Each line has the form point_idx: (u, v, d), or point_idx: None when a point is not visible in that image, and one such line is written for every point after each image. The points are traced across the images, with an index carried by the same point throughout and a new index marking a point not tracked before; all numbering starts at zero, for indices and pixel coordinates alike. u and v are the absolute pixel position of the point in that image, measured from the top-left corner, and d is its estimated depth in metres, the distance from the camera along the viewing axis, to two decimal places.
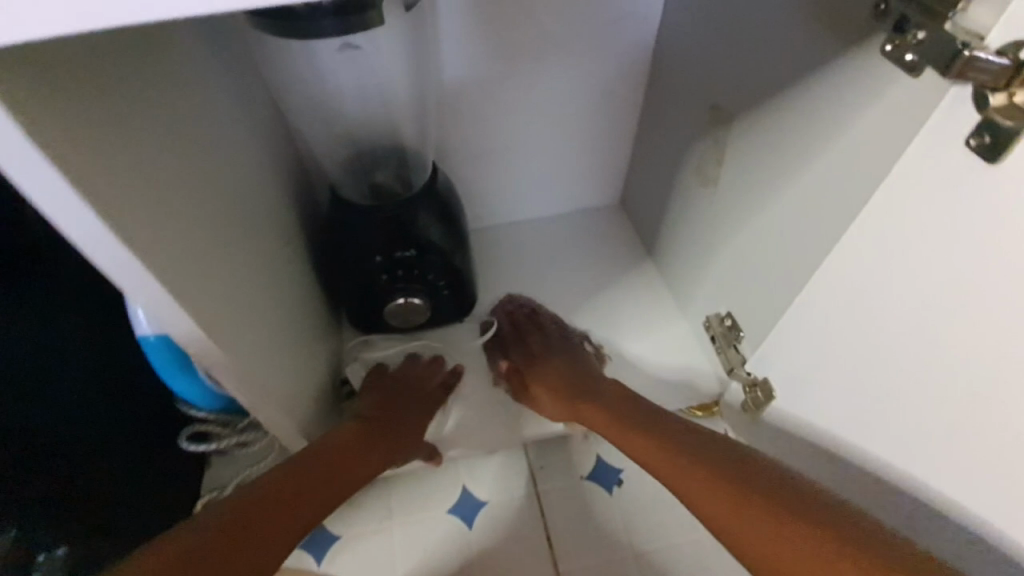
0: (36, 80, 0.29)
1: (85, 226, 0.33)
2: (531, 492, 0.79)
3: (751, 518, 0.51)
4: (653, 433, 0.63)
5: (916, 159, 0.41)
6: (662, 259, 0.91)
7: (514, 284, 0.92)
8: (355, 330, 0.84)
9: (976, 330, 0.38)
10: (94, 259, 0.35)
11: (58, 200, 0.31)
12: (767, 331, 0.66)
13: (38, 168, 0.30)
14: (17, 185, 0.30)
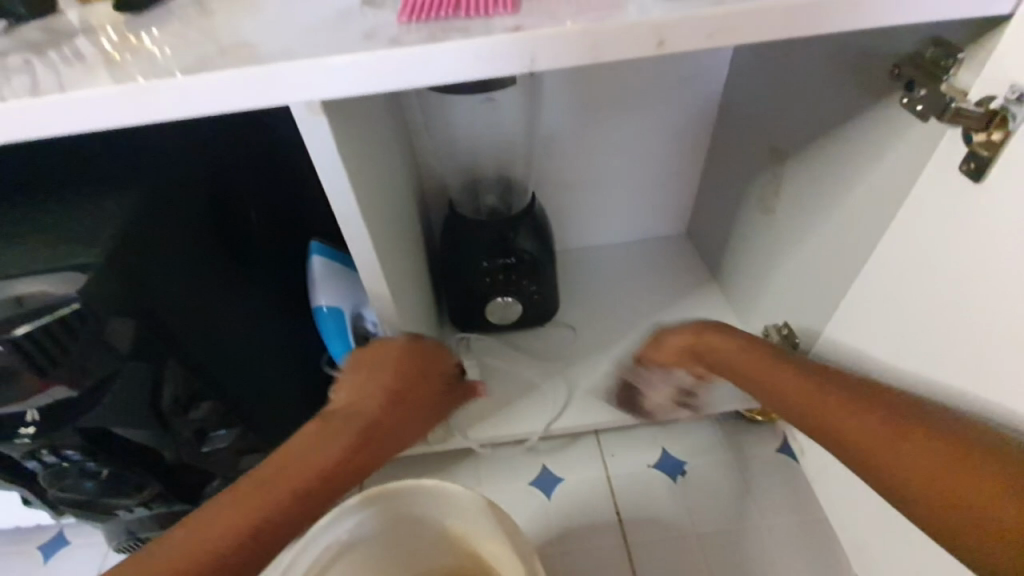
0: (338, 118, 0.48)
1: (346, 207, 0.52)
2: (602, 474, 0.90)
3: (910, 455, 0.42)
4: (885, 409, 0.45)
5: (943, 177, 0.53)
6: (725, 279, 1.02)
7: (592, 296, 1.06)
8: (456, 327, 1.00)
9: (993, 303, 0.48)
10: (344, 229, 0.54)
11: (339, 190, 0.50)
12: (819, 336, 0.76)
13: (335, 170, 0.49)
14: (320, 178, 0.49)
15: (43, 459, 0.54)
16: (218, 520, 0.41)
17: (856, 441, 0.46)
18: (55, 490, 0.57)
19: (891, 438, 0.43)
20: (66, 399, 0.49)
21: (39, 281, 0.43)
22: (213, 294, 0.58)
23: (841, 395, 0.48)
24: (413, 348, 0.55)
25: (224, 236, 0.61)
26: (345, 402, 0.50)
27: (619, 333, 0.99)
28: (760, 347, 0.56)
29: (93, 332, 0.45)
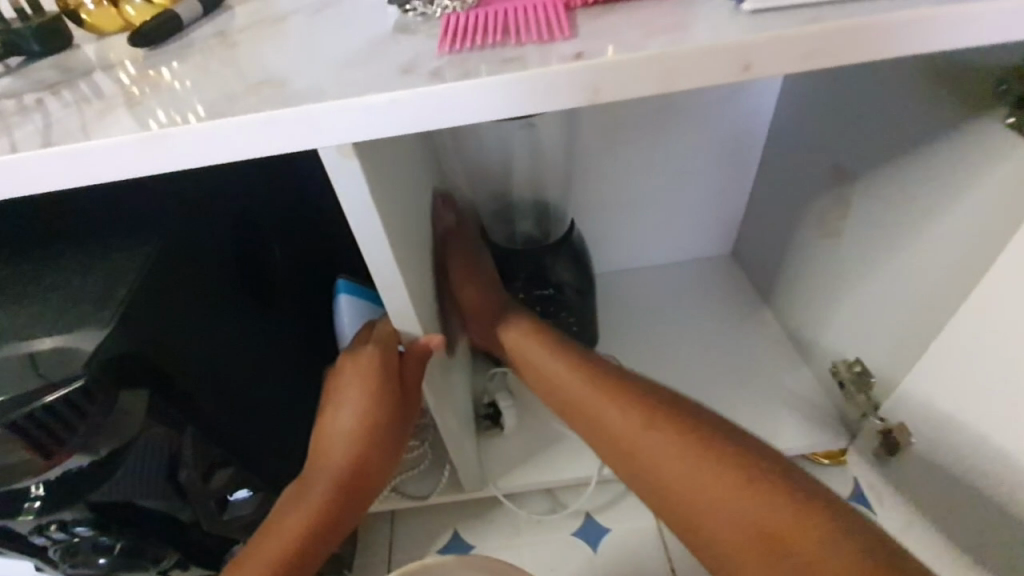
0: (369, 157, 0.43)
1: (379, 254, 0.46)
2: (653, 524, 0.83)
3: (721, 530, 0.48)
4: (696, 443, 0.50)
5: None
6: (780, 306, 0.95)
7: (634, 325, 0.99)
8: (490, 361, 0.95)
9: None
10: (376, 276, 0.48)
11: (372, 235, 0.45)
12: (900, 376, 0.68)
13: (367, 215, 0.44)
14: (350, 224, 0.44)
15: (48, 533, 0.49)
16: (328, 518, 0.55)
17: (679, 499, 0.50)
18: (62, 562, 0.52)
19: (744, 500, 0.47)
20: (78, 470, 0.44)
21: (60, 338, 0.39)
22: (234, 347, 0.53)
23: (650, 434, 0.52)
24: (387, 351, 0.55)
25: (245, 283, 0.57)
26: (354, 423, 0.57)
27: (665, 366, 0.92)
28: (589, 369, 0.60)
29: (106, 404, 0.40)
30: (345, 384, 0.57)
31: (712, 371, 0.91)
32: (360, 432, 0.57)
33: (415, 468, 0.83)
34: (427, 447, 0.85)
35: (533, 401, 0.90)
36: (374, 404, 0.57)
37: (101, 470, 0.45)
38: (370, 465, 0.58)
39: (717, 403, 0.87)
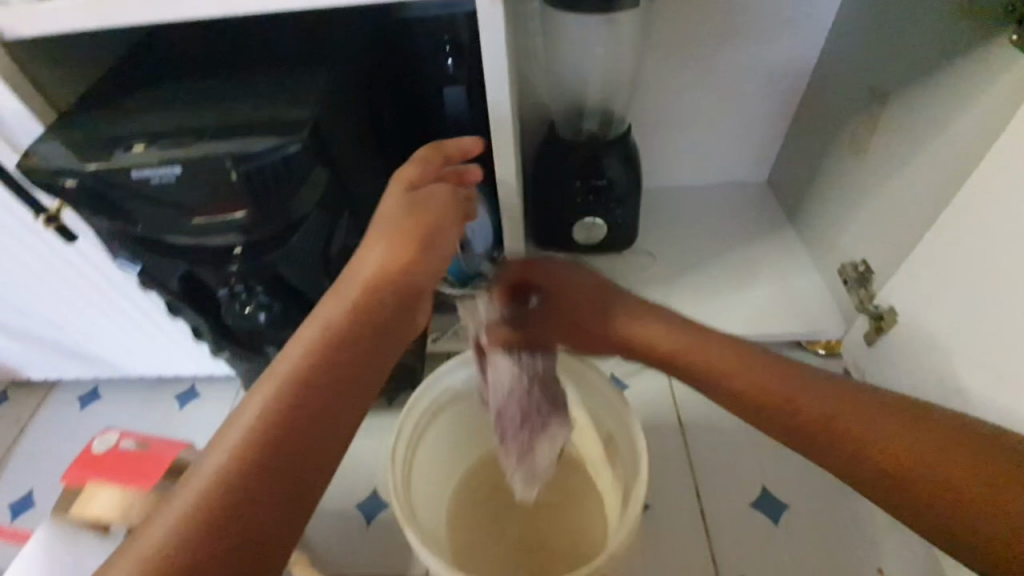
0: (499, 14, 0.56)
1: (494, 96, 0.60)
2: (667, 385, 0.99)
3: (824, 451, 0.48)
4: (785, 378, 0.51)
5: None
6: (803, 223, 1.07)
7: (671, 229, 1.12)
8: (542, 246, 1.09)
9: None
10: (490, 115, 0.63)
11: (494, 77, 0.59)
12: (899, 268, 0.81)
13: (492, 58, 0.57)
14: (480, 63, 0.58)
15: (232, 287, 0.66)
16: (352, 409, 0.43)
17: (780, 394, 0.50)
18: (232, 316, 0.70)
19: (835, 397, 0.48)
20: (257, 232, 0.59)
21: (261, 128, 0.53)
22: (365, 168, 0.68)
23: (735, 370, 0.52)
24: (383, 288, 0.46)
25: (372, 120, 0.70)
26: (375, 267, 0.46)
27: (694, 263, 1.06)
28: (707, 342, 0.54)
29: (305, 174, 0.56)
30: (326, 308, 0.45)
31: (732, 271, 1.05)
32: (388, 276, 0.46)
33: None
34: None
35: None
36: (407, 253, 0.47)
37: (285, 232, 0.62)
38: (389, 347, 0.46)
39: (734, 296, 1.01)
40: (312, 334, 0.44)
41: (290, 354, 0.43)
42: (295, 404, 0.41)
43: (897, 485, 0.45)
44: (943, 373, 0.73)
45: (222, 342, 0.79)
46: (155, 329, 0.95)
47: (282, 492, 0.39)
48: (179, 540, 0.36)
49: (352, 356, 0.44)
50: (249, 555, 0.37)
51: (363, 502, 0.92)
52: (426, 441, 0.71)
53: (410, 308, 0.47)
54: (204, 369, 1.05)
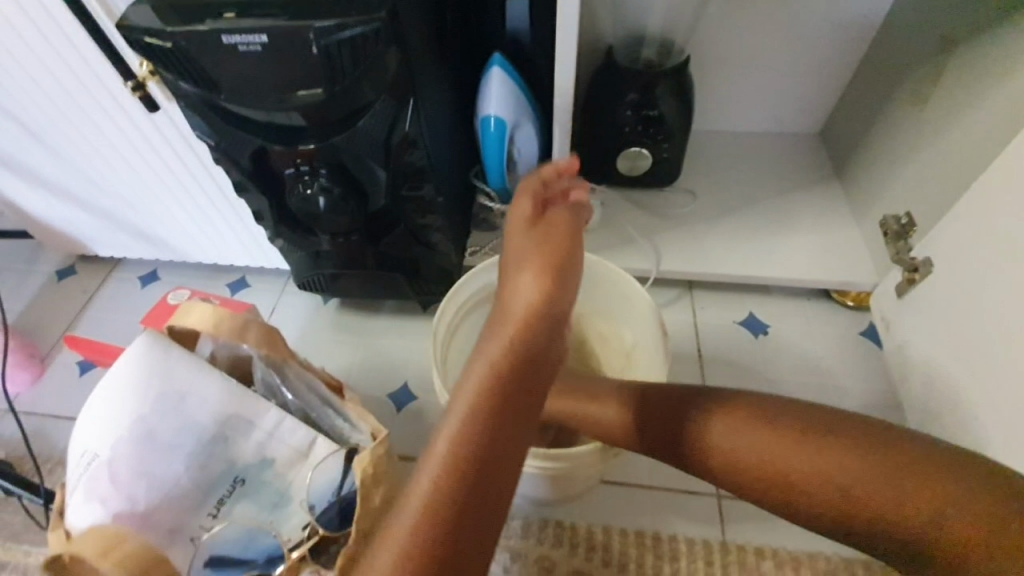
0: None
1: None
2: (690, 319, 1.02)
3: (801, 505, 0.44)
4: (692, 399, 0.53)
5: None
6: (852, 177, 1.06)
7: (715, 172, 1.12)
8: (584, 176, 1.11)
9: None
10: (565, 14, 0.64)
11: None
12: (945, 216, 0.82)
13: None
14: None
15: (298, 166, 0.73)
16: (532, 397, 0.43)
17: (738, 457, 0.48)
18: (295, 197, 0.76)
19: (746, 435, 0.48)
20: (325, 110, 0.64)
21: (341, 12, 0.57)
22: (432, 63, 0.70)
23: (649, 424, 0.55)
24: (546, 306, 0.48)
25: (439, 15, 0.72)
26: (535, 296, 0.49)
27: (734, 206, 1.07)
28: (693, 401, 0.53)
29: (379, 57, 0.59)
30: (497, 340, 0.46)
31: (771, 217, 1.05)
32: (538, 308, 0.48)
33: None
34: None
35: (616, 212, 1.08)
36: (550, 287, 0.49)
37: (354, 116, 0.67)
38: (559, 343, 0.48)
39: (768, 240, 1.02)
40: (508, 346, 0.45)
41: (482, 362, 0.44)
42: (513, 385, 0.43)
43: (823, 513, 0.43)
44: (975, 315, 0.74)
45: (281, 226, 0.85)
46: (215, 214, 1.02)
47: (507, 465, 0.40)
48: (434, 496, 0.38)
49: (547, 359, 0.45)
50: (489, 515, 0.38)
51: (393, 393, 0.99)
52: (462, 333, 0.76)
53: (552, 334, 0.47)
54: (256, 261, 1.12)
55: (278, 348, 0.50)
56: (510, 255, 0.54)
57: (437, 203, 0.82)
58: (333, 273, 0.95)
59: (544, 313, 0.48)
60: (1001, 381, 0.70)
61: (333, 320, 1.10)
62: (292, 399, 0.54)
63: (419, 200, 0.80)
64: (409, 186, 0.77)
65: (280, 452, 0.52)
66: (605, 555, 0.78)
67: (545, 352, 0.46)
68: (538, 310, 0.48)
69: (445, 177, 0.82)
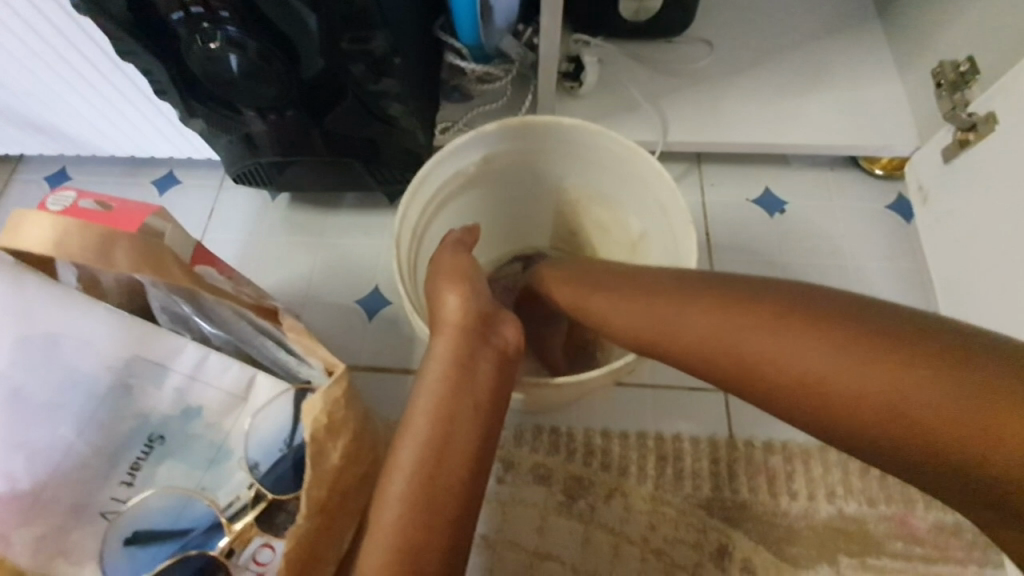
0: None
1: None
2: (698, 199, 0.88)
3: (841, 420, 0.39)
4: (744, 304, 0.43)
5: None
6: (901, 14, 0.87)
7: (734, 15, 0.92)
8: (575, 25, 0.90)
9: None
10: None
11: None
12: (1023, 56, 0.66)
13: None
14: None
15: (188, 5, 0.52)
16: (471, 417, 0.43)
17: (802, 377, 0.40)
18: (195, 54, 0.57)
19: (811, 351, 0.40)
20: None
21: None
22: None
23: (686, 334, 0.45)
24: (469, 334, 0.45)
25: None
26: (456, 312, 0.46)
27: (756, 58, 0.89)
28: (686, 295, 0.46)
29: None
30: (428, 384, 0.43)
31: (800, 70, 0.87)
32: (462, 324, 0.46)
33: (495, 104, 0.87)
34: (507, 86, 0.87)
35: (614, 70, 0.89)
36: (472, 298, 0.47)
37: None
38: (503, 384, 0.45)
39: (794, 99, 0.85)
40: (437, 388, 0.43)
41: (419, 408, 0.43)
42: (448, 429, 0.42)
43: (898, 440, 0.37)
44: None
45: (188, 101, 0.66)
46: (112, 92, 0.80)
47: (456, 469, 0.41)
48: (402, 527, 0.39)
49: (477, 406, 0.43)
50: (453, 499, 0.41)
51: (363, 298, 0.87)
52: (434, 232, 0.62)
53: (497, 367, 0.45)
54: (180, 152, 0.92)
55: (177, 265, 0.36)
56: (434, 276, 0.51)
57: (391, 60, 0.62)
58: (274, 163, 0.76)
59: (466, 334, 0.45)
60: None
61: (284, 218, 0.94)
62: (213, 330, 0.43)
63: (367, 56, 0.60)
64: (350, 33, 0.57)
65: (208, 400, 0.41)
66: (605, 459, 0.72)
67: (472, 378, 0.43)
68: (463, 327, 0.46)
69: (398, 22, 0.62)
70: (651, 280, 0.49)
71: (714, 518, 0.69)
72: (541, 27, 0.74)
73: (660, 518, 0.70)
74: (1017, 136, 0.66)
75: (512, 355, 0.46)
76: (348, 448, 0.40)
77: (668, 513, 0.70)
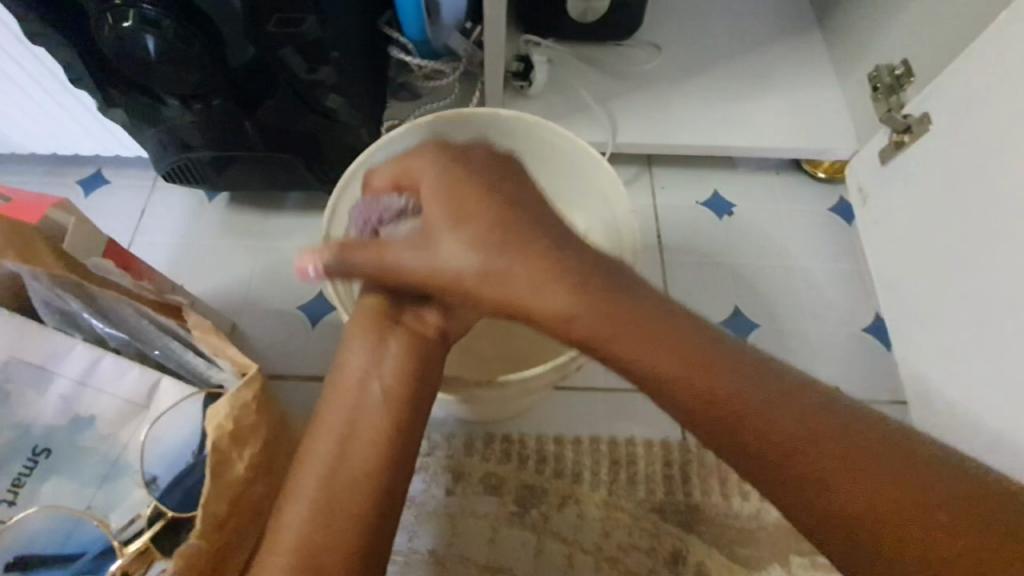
0: None
1: None
2: (649, 201, 0.88)
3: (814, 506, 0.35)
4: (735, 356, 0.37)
5: None
6: (836, 22, 0.90)
7: (680, 20, 0.93)
8: (525, 25, 0.89)
9: None
10: None
11: None
12: (950, 62, 0.69)
13: None
14: None
15: None
16: (382, 406, 0.41)
17: (800, 426, 0.35)
18: (107, 35, 0.53)
19: (821, 441, 0.35)
20: None
21: None
22: None
23: (693, 369, 0.37)
24: (384, 317, 0.43)
25: None
26: (376, 290, 0.44)
27: (703, 62, 0.90)
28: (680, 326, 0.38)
29: None
30: (341, 374, 0.42)
31: (744, 74, 0.89)
32: (382, 304, 0.44)
33: (442, 102, 0.86)
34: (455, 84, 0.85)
35: (564, 71, 0.89)
36: (397, 279, 0.45)
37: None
38: (431, 370, 0.43)
39: (740, 103, 0.87)
40: (350, 379, 0.42)
41: (333, 398, 0.41)
42: (361, 419, 0.40)
43: (851, 533, 0.34)
44: (972, 180, 0.65)
45: (106, 87, 0.61)
46: (27, 84, 0.74)
47: (362, 462, 0.39)
48: (304, 525, 0.38)
49: (387, 395, 0.41)
50: (361, 494, 0.39)
51: (306, 303, 0.83)
52: None
53: (424, 353, 0.43)
54: (107, 150, 0.86)
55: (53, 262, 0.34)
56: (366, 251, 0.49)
57: (327, 47, 0.59)
58: (206, 159, 0.72)
59: (386, 315, 0.44)
60: (995, 254, 0.63)
61: (222, 221, 0.89)
62: (107, 332, 0.39)
63: (301, 41, 0.57)
64: (281, 16, 0.55)
65: (101, 407, 0.37)
66: (557, 466, 0.70)
67: (382, 364, 0.42)
68: (384, 306, 0.44)
69: (335, 8, 0.59)
70: (660, 303, 0.39)
71: (668, 522, 0.68)
72: (486, 22, 0.72)
73: (614, 524, 0.68)
74: (947, 137, 0.69)
75: (434, 337, 0.44)
76: (260, 457, 0.37)
77: (623, 519, 0.68)
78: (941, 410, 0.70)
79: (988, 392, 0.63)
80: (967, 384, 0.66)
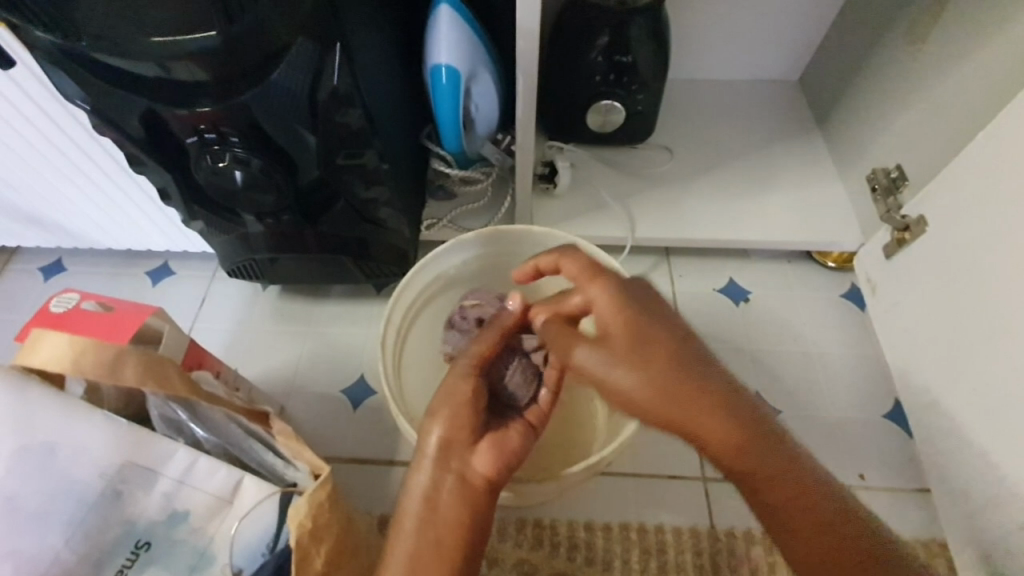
0: None
1: None
2: (669, 289, 0.94)
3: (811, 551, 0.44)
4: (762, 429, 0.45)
5: None
6: (834, 125, 0.99)
7: (690, 125, 1.03)
8: (550, 134, 1.00)
9: None
10: None
11: None
12: (941, 170, 0.76)
13: None
14: None
15: (202, 133, 0.60)
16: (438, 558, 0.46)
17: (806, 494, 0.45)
18: (203, 170, 0.63)
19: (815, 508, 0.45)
20: (215, 51, 0.51)
21: None
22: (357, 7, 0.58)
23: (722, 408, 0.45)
24: (440, 467, 0.49)
25: None
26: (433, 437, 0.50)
27: (714, 162, 0.99)
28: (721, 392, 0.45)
29: None
30: (400, 534, 0.48)
31: (752, 173, 0.97)
32: (440, 453, 0.50)
33: (476, 203, 0.95)
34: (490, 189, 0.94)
35: (586, 174, 0.98)
36: (457, 427, 0.51)
37: (264, 68, 0.55)
38: (479, 520, 0.48)
39: (749, 198, 0.95)
40: (409, 524, 0.48)
41: (400, 535, 0.47)
42: (423, 556, 0.46)
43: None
44: (967, 279, 0.70)
45: (193, 207, 0.72)
46: (116, 194, 0.85)
47: None
48: None
49: (439, 549, 0.46)
50: None
51: (348, 388, 0.89)
52: (420, 328, 0.66)
53: (475, 503, 0.48)
54: (175, 246, 0.96)
55: (174, 384, 0.43)
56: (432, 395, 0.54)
57: (382, 173, 0.70)
58: (268, 261, 0.81)
59: (444, 460, 0.50)
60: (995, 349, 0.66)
61: (274, 309, 0.97)
62: (205, 436, 0.49)
63: (360, 169, 0.68)
64: (347, 152, 0.65)
65: (195, 504, 0.45)
66: (588, 554, 0.72)
67: (435, 512, 0.48)
68: (444, 452, 0.50)
69: (389, 142, 0.70)
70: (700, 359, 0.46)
71: None
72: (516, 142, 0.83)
73: None
74: (941, 237, 0.74)
75: (480, 486, 0.49)
76: (330, 552, 0.42)
77: None
78: (965, 503, 0.70)
79: (999, 486, 0.65)
80: (981, 478, 0.68)
